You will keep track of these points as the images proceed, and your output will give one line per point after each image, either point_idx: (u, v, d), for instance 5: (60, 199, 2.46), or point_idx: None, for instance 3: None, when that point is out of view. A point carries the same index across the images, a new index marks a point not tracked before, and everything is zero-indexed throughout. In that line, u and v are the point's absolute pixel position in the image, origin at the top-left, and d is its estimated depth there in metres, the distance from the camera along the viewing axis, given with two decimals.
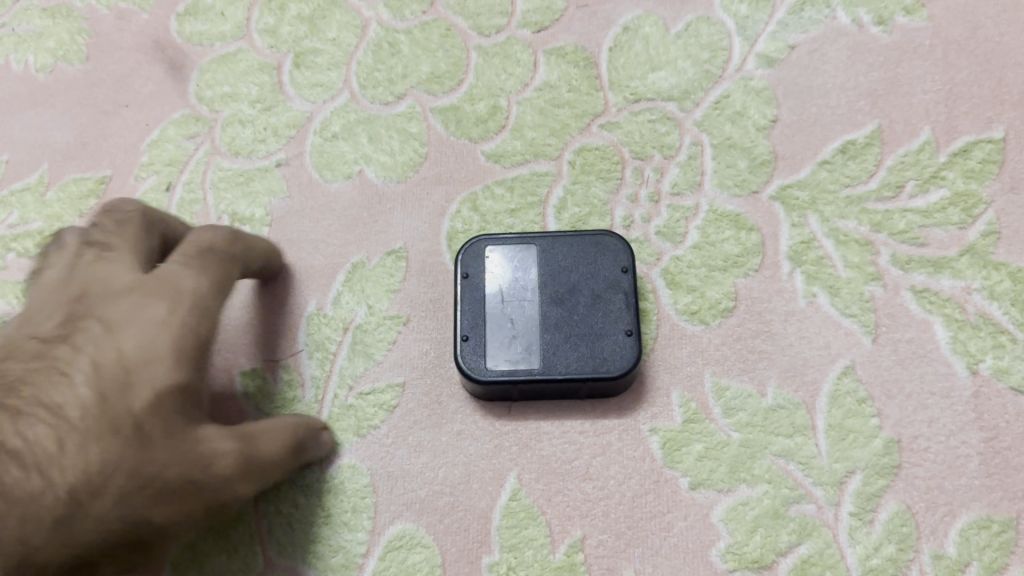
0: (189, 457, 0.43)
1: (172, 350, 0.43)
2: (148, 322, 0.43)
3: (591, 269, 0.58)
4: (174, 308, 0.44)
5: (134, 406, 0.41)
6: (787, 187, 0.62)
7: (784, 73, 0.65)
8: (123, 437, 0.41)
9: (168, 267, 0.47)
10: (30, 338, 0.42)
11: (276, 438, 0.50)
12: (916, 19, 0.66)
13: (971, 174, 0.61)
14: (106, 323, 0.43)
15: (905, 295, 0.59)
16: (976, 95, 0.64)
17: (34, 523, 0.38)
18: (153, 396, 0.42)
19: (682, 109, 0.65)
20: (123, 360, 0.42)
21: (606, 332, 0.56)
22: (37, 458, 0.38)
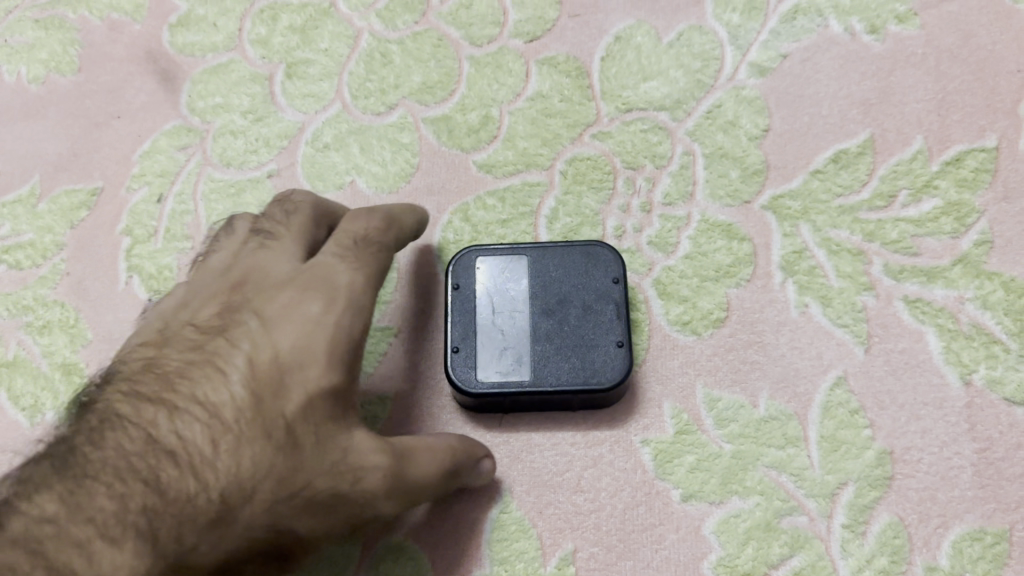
0: (335, 465, 0.46)
1: (323, 352, 0.47)
2: (301, 322, 0.48)
3: (583, 280, 0.58)
4: (327, 310, 0.48)
5: (286, 409, 0.45)
6: (779, 197, 0.62)
7: (776, 82, 0.65)
8: (277, 442, 0.44)
9: (322, 260, 0.51)
10: (198, 334, 0.48)
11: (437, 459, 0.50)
12: (908, 28, 0.66)
13: (964, 183, 0.61)
14: (266, 321, 0.48)
15: (897, 305, 0.58)
16: (969, 104, 0.63)
17: (190, 524, 0.40)
18: (304, 398, 0.46)
19: (674, 118, 0.65)
20: (277, 362, 0.46)
21: (597, 344, 0.56)
22: (198, 458, 0.42)
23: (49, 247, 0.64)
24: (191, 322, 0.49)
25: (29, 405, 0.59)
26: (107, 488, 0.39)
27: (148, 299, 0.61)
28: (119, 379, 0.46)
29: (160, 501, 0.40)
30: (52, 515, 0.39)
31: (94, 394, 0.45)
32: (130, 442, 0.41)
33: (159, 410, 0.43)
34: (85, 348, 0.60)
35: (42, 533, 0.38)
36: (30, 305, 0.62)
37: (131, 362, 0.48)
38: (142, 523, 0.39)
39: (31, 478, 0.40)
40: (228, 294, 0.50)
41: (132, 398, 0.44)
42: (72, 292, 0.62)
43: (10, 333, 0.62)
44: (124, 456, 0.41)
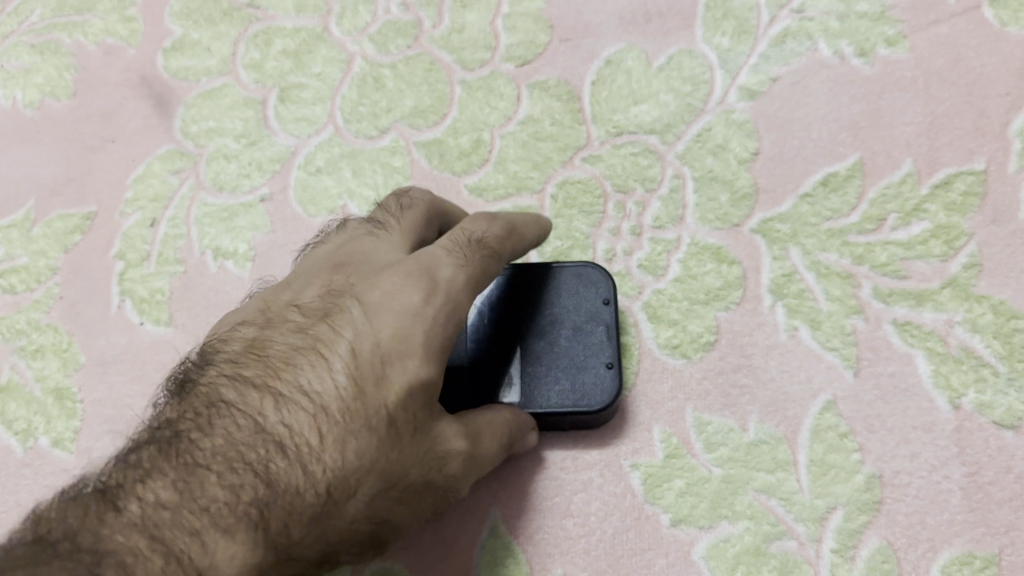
0: (427, 456, 0.44)
1: (424, 344, 0.45)
2: (402, 311, 0.45)
3: (575, 302, 0.58)
4: (428, 300, 0.45)
5: (387, 401, 0.43)
6: (768, 221, 0.62)
7: (766, 105, 0.66)
8: (377, 435, 0.42)
9: (430, 251, 0.48)
10: (300, 314, 0.46)
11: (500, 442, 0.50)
12: (897, 51, 0.66)
13: (953, 207, 0.61)
14: (368, 306, 0.45)
15: (887, 328, 0.59)
16: (958, 127, 0.64)
17: (298, 515, 0.40)
18: (404, 390, 0.44)
19: (664, 142, 0.65)
20: (380, 351, 0.44)
21: (587, 365, 0.56)
22: (303, 451, 0.41)
23: (43, 271, 0.64)
24: (291, 300, 0.47)
25: (22, 429, 0.60)
26: (218, 477, 0.39)
27: (140, 323, 0.62)
28: (220, 360, 0.45)
29: (269, 493, 0.39)
30: (167, 502, 0.38)
31: (195, 372, 0.45)
32: (238, 432, 0.41)
33: (266, 398, 0.42)
34: (78, 372, 0.61)
35: (158, 518, 0.38)
36: (24, 329, 0.63)
37: (230, 338, 0.47)
38: (253, 513, 0.39)
39: (138, 461, 0.40)
40: (330, 272, 0.48)
41: (237, 383, 0.43)
42: (65, 316, 0.62)
43: (4, 357, 0.62)
44: (232, 445, 0.40)
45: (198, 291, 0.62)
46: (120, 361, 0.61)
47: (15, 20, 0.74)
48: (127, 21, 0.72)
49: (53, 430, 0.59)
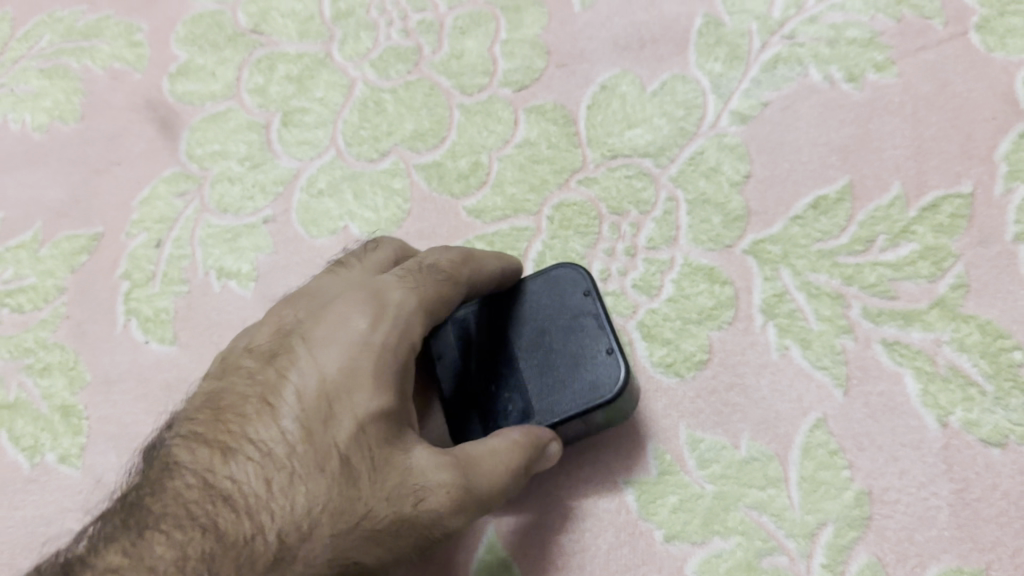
0: (394, 491, 0.46)
1: (371, 375, 0.47)
2: (346, 346, 0.48)
3: (561, 300, 0.56)
4: (372, 331, 0.48)
5: (335, 439, 0.46)
6: (760, 242, 0.63)
7: (757, 129, 0.67)
8: (326, 475, 0.45)
9: (380, 280, 0.52)
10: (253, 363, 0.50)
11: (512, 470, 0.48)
12: (885, 76, 0.68)
13: (941, 229, 0.62)
14: (316, 345, 0.49)
15: (876, 347, 0.60)
16: (946, 150, 0.65)
17: (248, 563, 0.43)
18: (354, 425, 0.46)
19: (658, 165, 0.66)
20: (326, 394, 0.47)
21: (589, 357, 0.54)
22: (250, 499, 0.45)
23: (50, 291, 0.66)
24: (249, 349, 0.51)
25: (30, 445, 0.61)
26: (169, 537, 0.44)
27: (145, 341, 0.63)
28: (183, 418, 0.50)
29: (217, 548, 0.43)
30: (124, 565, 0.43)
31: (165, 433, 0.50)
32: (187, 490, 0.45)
33: (217, 453, 0.46)
34: (83, 390, 0.62)
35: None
36: (31, 347, 0.64)
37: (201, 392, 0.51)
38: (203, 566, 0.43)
39: (107, 529, 0.45)
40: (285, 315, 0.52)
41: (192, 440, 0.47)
42: (71, 335, 0.64)
43: (12, 375, 0.64)
44: (183, 506, 0.45)
45: (202, 310, 0.63)
46: (125, 380, 0.62)
47: (26, 46, 0.76)
48: (133, 47, 0.74)
49: (60, 447, 0.61)
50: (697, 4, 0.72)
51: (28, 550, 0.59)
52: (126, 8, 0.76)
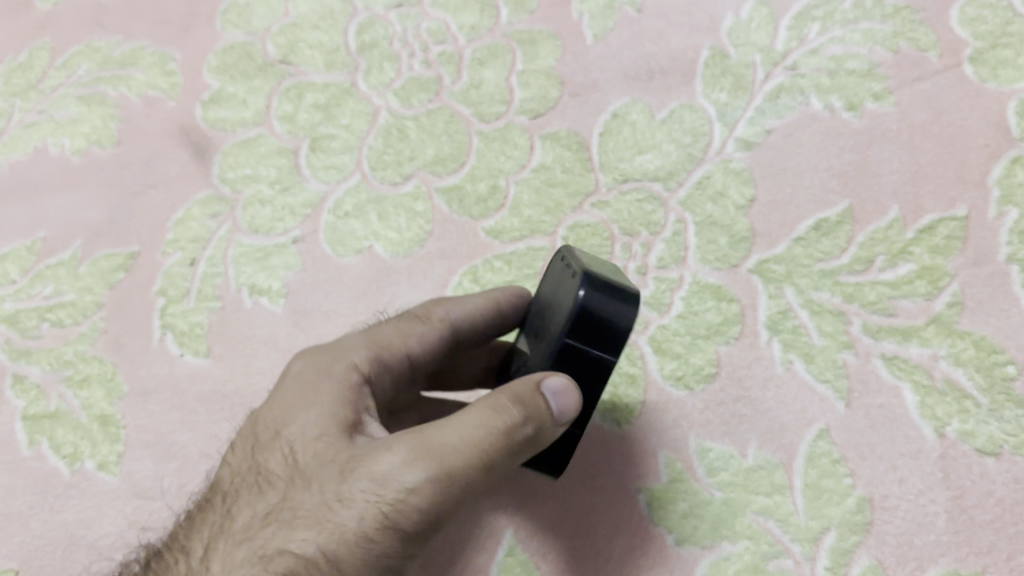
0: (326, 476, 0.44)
1: (302, 394, 0.49)
2: (287, 383, 0.51)
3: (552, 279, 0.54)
4: (306, 363, 0.51)
5: (270, 456, 0.47)
6: (765, 262, 0.67)
7: (761, 155, 0.71)
8: (267, 484, 0.46)
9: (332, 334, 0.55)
10: None
11: (469, 420, 0.43)
12: (884, 105, 0.71)
13: (937, 250, 0.65)
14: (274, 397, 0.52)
15: (875, 362, 0.63)
16: (942, 175, 0.68)
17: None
18: (285, 436, 0.47)
19: (667, 189, 0.70)
20: (275, 420, 0.48)
21: (564, 292, 0.49)
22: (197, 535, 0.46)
23: (89, 306, 0.69)
24: None
25: (70, 453, 0.64)
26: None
27: (180, 355, 0.66)
28: None
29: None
30: None
31: None
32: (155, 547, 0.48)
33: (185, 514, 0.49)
34: (121, 401, 0.65)
35: None
36: (70, 360, 0.67)
37: None
38: None
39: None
40: None
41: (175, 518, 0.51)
42: (109, 348, 0.67)
43: (52, 386, 0.67)
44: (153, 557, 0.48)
45: (235, 325, 0.67)
46: (161, 391, 0.65)
47: (65, 74, 0.79)
48: (167, 75, 0.78)
49: (99, 454, 0.64)
50: (703, 37, 0.75)
51: (69, 551, 0.62)
52: (160, 39, 0.80)
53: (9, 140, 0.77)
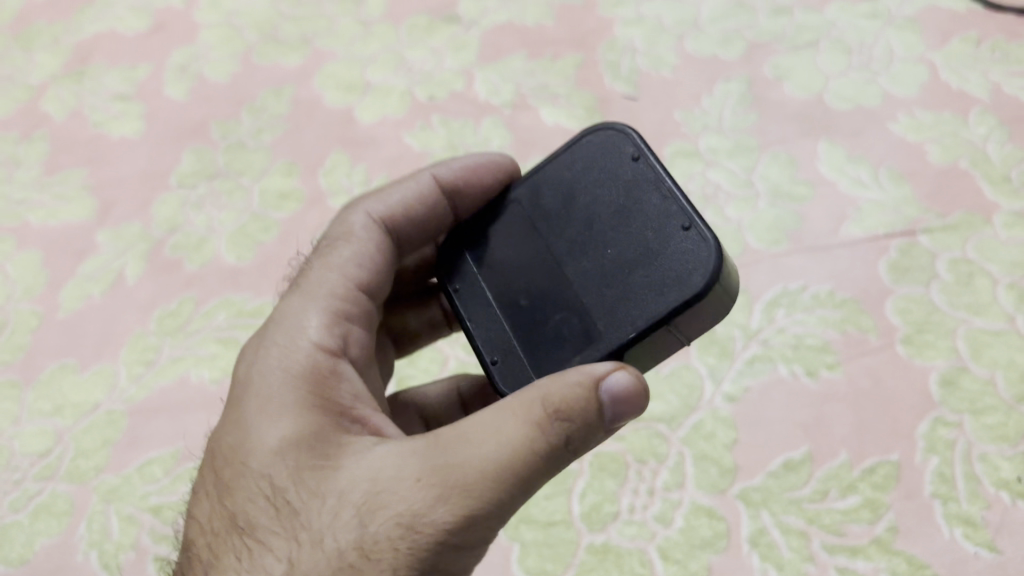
0: (375, 501, 0.59)
1: (301, 415, 0.66)
2: (283, 380, 0.68)
3: (589, 192, 0.72)
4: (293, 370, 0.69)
5: (297, 469, 0.62)
6: (746, 489, 0.89)
7: (743, 406, 0.95)
8: (279, 498, 0.62)
9: (283, 315, 0.74)
10: (275, 489, 0.62)
11: (515, 453, 0.58)
12: (835, 373, 0.95)
13: (878, 486, 0.87)
14: (265, 396, 0.67)
15: (831, 572, 0.84)
16: (881, 429, 0.90)
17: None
18: (353, 478, 0.61)
19: (670, 427, 0.95)
20: (286, 436, 0.64)
21: (671, 237, 0.67)
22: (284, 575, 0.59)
23: None
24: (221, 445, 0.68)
25: None
26: None
27: None
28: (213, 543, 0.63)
29: None
30: None
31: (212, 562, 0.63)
32: None
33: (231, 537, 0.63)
34: None
35: None
36: None
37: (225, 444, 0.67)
38: None
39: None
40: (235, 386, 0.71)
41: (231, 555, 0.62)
42: None
43: None
44: None
45: None
46: None
47: (206, 321, 1.04)
48: None
49: None
50: None
51: None
52: None
53: (159, 369, 1.01)
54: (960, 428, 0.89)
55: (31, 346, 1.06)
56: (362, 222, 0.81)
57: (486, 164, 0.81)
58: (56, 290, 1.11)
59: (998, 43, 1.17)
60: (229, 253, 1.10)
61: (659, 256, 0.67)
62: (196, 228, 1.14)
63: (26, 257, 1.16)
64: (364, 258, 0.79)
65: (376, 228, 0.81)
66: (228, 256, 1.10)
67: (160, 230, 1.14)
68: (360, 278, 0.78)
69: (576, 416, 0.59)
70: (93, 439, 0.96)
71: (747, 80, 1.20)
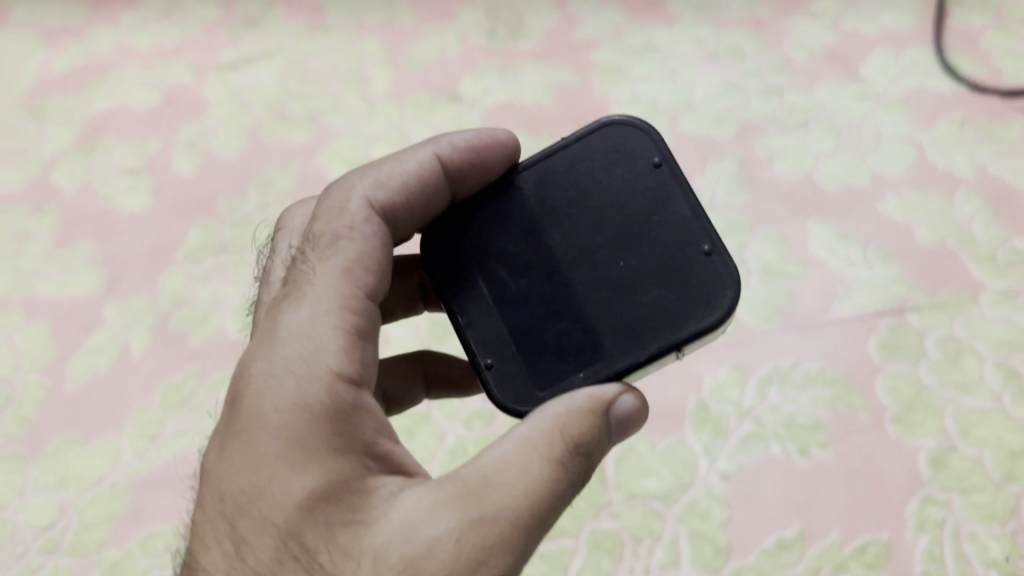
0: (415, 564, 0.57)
1: (317, 459, 0.61)
2: (290, 417, 0.62)
3: (607, 198, 0.74)
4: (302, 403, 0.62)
5: (324, 524, 0.59)
6: (740, 568, 0.93)
7: (736, 484, 0.97)
8: (308, 557, 0.59)
9: (282, 331, 0.67)
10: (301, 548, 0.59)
11: (545, 492, 0.60)
12: (827, 452, 0.98)
13: (868, 565, 0.91)
14: (274, 436, 0.62)
15: None
16: (872, 508, 0.94)
17: None
18: (385, 535, 0.58)
19: (666, 505, 0.97)
20: (306, 484, 0.60)
21: (693, 256, 0.71)
22: None
23: None
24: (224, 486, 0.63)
25: None
26: None
27: None
28: None
29: None
30: None
31: None
32: None
33: None
34: None
35: None
36: None
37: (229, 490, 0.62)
38: None
39: None
40: (231, 416, 0.65)
41: None
42: None
43: None
44: None
45: None
46: None
47: (209, 395, 1.08)
48: None
49: None
50: (691, 392, 1.04)
51: None
52: None
53: (163, 443, 1.05)
54: (948, 507, 0.94)
55: (38, 419, 1.09)
56: (363, 216, 0.74)
57: (487, 144, 0.78)
58: (63, 363, 1.14)
59: (981, 124, 1.22)
60: (234, 328, 1.14)
61: (672, 276, 0.71)
62: (201, 302, 1.17)
63: (35, 328, 1.18)
64: (371, 260, 0.72)
65: (378, 220, 0.74)
66: (233, 330, 1.14)
67: (166, 303, 1.17)
68: (369, 281, 0.71)
69: (591, 446, 0.63)
70: (96, 513, 1.01)
71: (739, 159, 1.24)
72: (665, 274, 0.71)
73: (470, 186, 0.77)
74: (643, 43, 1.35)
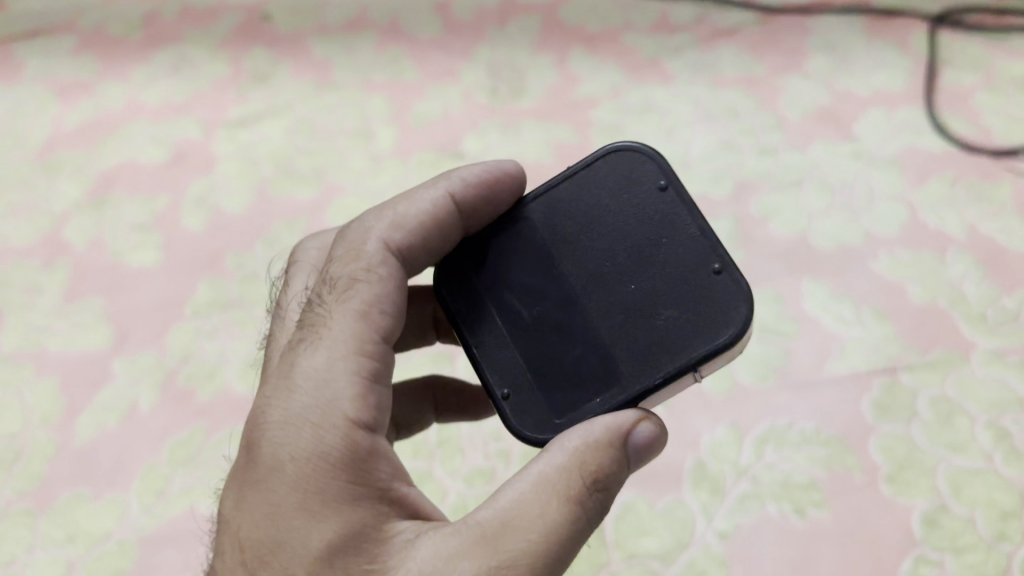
0: None
1: (339, 509, 0.64)
2: (313, 467, 0.65)
3: (614, 225, 0.78)
4: (324, 454, 0.65)
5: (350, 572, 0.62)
6: None
7: (733, 543, 0.99)
8: None
9: (300, 377, 0.69)
10: None
11: (569, 529, 0.63)
12: (822, 512, 1.00)
13: None
14: (298, 488, 0.64)
15: None
16: (866, 568, 0.96)
17: None
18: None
19: (663, 564, 0.99)
20: (330, 536, 0.62)
21: (702, 277, 0.74)
22: None
23: None
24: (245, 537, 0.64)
25: None
26: None
27: None
28: None
29: None
30: None
31: None
32: None
33: None
34: None
35: None
36: None
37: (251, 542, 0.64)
38: None
39: None
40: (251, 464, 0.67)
41: None
42: None
43: None
44: None
45: None
46: None
47: (215, 451, 1.11)
48: None
49: None
50: (688, 450, 1.06)
51: None
52: None
53: (169, 499, 1.08)
54: (940, 567, 0.96)
55: (48, 474, 1.12)
56: (378, 258, 0.77)
57: (495, 177, 0.82)
58: (72, 418, 1.16)
59: (972, 184, 1.25)
60: (240, 384, 1.16)
61: (684, 297, 0.74)
62: (208, 358, 1.20)
63: (44, 384, 1.21)
64: (387, 300, 0.74)
65: (392, 261, 0.77)
66: (239, 386, 1.16)
67: (174, 359, 1.20)
68: (384, 323, 0.73)
69: (608, 479, 0.65)
70: (104, 569, 1.04)
71: (735, 218, 1.27)
72: (674, 296, 0.74)
73: (481, 217, 0.81)
74: (641, 103, 1.39)
